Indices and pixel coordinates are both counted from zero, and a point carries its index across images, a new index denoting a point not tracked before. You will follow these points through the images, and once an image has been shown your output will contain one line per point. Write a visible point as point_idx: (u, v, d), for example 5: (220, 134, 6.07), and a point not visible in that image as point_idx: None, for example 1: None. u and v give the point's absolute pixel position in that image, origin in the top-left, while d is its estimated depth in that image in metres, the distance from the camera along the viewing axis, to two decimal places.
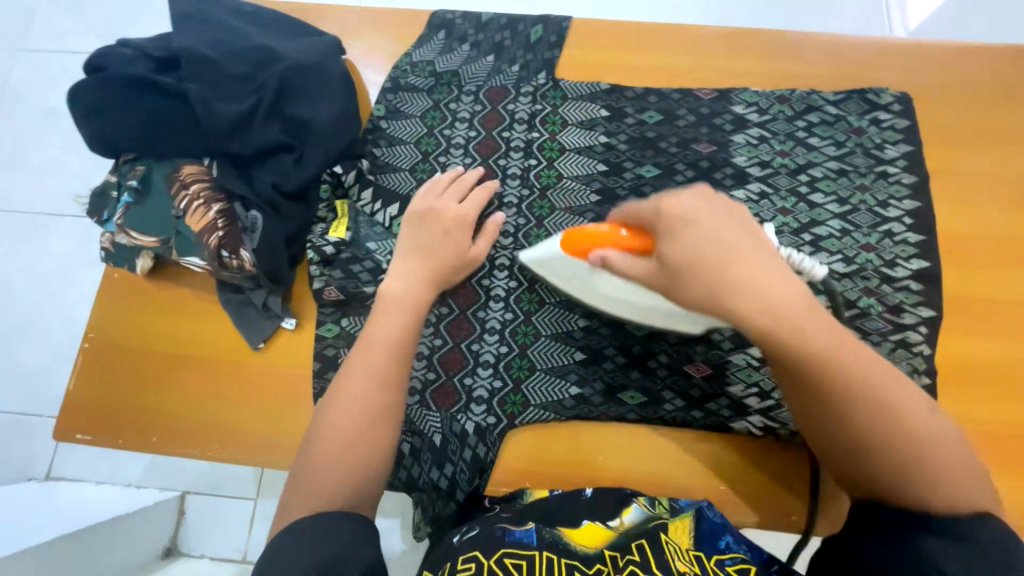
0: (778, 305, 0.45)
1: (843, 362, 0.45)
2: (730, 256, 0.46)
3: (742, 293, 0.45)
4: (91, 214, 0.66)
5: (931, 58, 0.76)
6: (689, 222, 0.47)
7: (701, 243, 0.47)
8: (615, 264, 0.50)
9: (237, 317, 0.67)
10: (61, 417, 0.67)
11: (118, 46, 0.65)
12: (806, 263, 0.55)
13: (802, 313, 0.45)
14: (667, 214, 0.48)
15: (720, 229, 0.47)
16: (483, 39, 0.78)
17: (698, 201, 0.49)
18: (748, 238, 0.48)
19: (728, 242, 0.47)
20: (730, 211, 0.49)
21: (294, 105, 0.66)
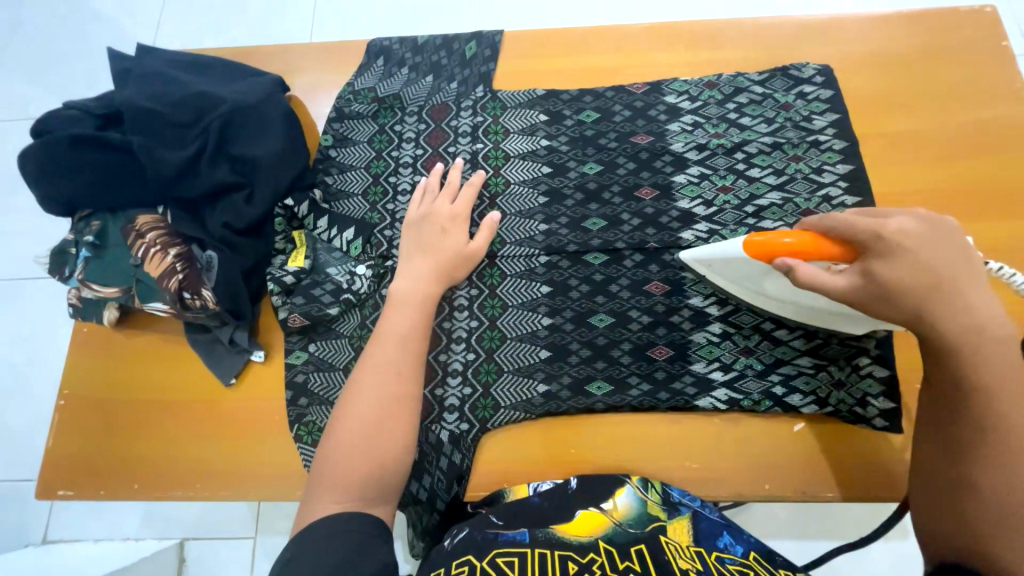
0: (973, 321, 0.48)
1: (997, 373, 0.47)
2: (948, 283, 0.49)
3: (959, 309, 0.48)
4: (53, 273, 0.68)
5: (846, 29, 0.79)
6: (918, 251, 0.49)
7: (931, 267, 0.49)
8: (799, 273, 0.52)
9: (206, 355, 0.69)
10: (42, 474, 0.68)
11: (61, 109, 0.67)
12: (1017, 278, 0.53)
13: (982, 333, 0.48)
14: (889, 239, 0.50)
15: (937, 259, 0.49)
16: (421, 61, 0.82)
17: (912, 231, 0.50)
18: (955, 268, 0.49)
19: (944, 269, 0.49)
20: (959, 248, 0.50)
21: (239, 144, 0.68)
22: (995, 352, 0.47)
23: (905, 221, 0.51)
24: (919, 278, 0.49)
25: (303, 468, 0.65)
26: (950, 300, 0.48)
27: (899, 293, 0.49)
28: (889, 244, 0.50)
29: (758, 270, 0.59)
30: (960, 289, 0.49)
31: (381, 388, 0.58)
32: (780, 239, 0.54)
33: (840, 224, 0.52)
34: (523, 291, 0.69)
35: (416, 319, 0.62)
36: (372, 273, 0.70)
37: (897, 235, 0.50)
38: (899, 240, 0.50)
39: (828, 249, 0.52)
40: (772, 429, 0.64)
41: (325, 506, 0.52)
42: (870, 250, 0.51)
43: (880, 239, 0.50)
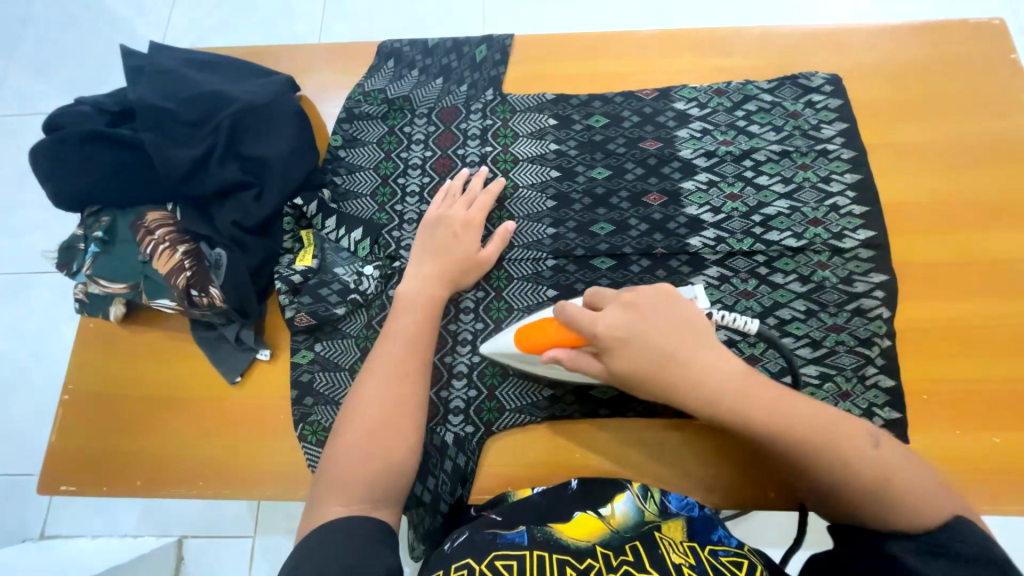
0: (712, 390, 0.50)
1: (792, 417, 0.49)
2: (675, 352, 0.51)
3: (685, 384, 0.51)
4: (61, 268, 0.68)
5: (855, 39, 0.80)
6: (625, 339, 0.53)
7: (640, 349, 0.52)
8: (565, 362, 0.56)
9: (211, 353, 0.69)
10: (45, 470, 0.68)
11: (73, 105, 0.67)
12: (738, 322, 0.57)
13: (738, 388, 0.50)
14: (602, 334, 0.53)
15: (645, 334, 0.52)
16: (432, 63, 0.82)
17: (620, 314, 0.54)
18: (668, 332, 0.52)
19: (659, 345, 0.52)
20: (663, 306, 0.54)
21: (250, 143, 0.68)
22: (767, 410, 0.49)
23: (614, 311, 0.54)
24: (637, 356, 0.52)
25: (307, 469, 0.64)
26: (677, 366, 0.51)
27: (663, 380, 0.52)
28: (603, 343, 0.53)
29: (531, 362, 0.62)
30: (677, 358, 0.51)
31: (390, 389, 0.58)
32: (541, 333, 0.58)
33: (570, 315, 0.54)
34: (530, 294, 0.69)
35: (420, 320, 0.62)
36: (380, 274, 0.70)
37: (607, 331, 0.53)
38: (610, 333, 0.53)
39: (569, 338, 0.56)
40: None
41: (332, 508, 0.52)
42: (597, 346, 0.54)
43: (597, 334, 0.53)
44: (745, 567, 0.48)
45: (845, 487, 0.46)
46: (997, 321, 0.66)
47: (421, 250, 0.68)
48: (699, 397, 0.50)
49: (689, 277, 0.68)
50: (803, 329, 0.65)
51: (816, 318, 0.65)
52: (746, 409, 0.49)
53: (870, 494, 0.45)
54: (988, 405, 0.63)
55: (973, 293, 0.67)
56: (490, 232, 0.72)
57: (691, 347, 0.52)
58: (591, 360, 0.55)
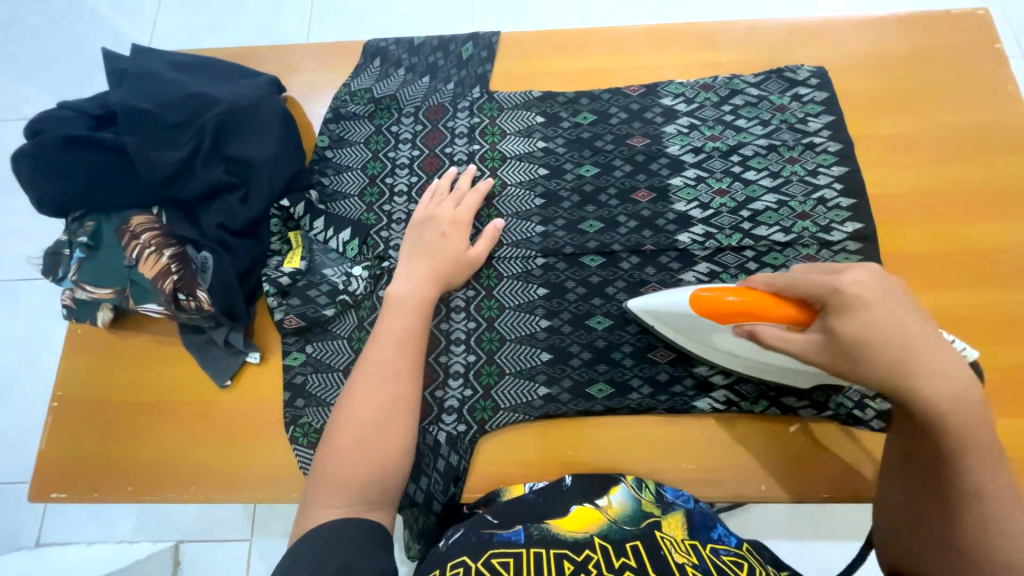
0: (929, 383, 0.44)
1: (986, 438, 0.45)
2: (921, 344, 0.45)
3: (918, 371, 0.45)
4: (47, 274, 0.67)
5: (840, 31, 0.80)
6: (871, 310, 0.47)
7: (886, 328, 0.46)
8: (764, 333, 0.52)
9: (200, 357, 0.68)
10: (35, 477, 0.67)
11: (54, 109, 0.67)
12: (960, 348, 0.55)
13: (958, 392, 0.44)
14: (851, 300, 0.47)
15: (903, 319, 0.46)
16: (418, 62, 0.81)
17: (874, 286, 0.48)
18: (918, 326, 0.46)
19: (909, 330, 0.46)
20: (907, 300, 0.48)
21: (236, 146, 0.68)
22: (972, 418, 0.44)
23: (860, 274, 0.48)
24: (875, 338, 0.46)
25: (299, 470, 0.64)
26: (926, 358, 0.45)
27: (866, 360, 0.46)
28: (846, 305, 0.47)
29: (705, 328, 0.58)
30: (916, 348, 0.45)
31: (381, 391, 0.58)
32: (730, 300, 0.54)
33: (807, 285, 0.50)
34: (521, 292, 0.69)
35: (411, 320, 0.62)
36: (369, 275, 0.70)
37: (856, 292, 0.47)
38: (858, 300, 0.47)
39: (746, 309, 0.53)
40: (768, 430, 0.64)
41: (322, 510, 0.52)
42: (829, 307, 0.48)
43: (837, 296, 0.48)
44: (745, 566, 0.47)
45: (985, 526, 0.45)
46: (985, 310, 0.66)
47: (410, 250, 0.67)
48: (938, 389, 0.44)
49: (680, 273, 0.68)
50: None
51: None
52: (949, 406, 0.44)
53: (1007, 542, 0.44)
54: None
55: (961, 283, 0.67)
56: (479, 231, 0.71)
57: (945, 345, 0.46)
58: (805, 332, 0.51)
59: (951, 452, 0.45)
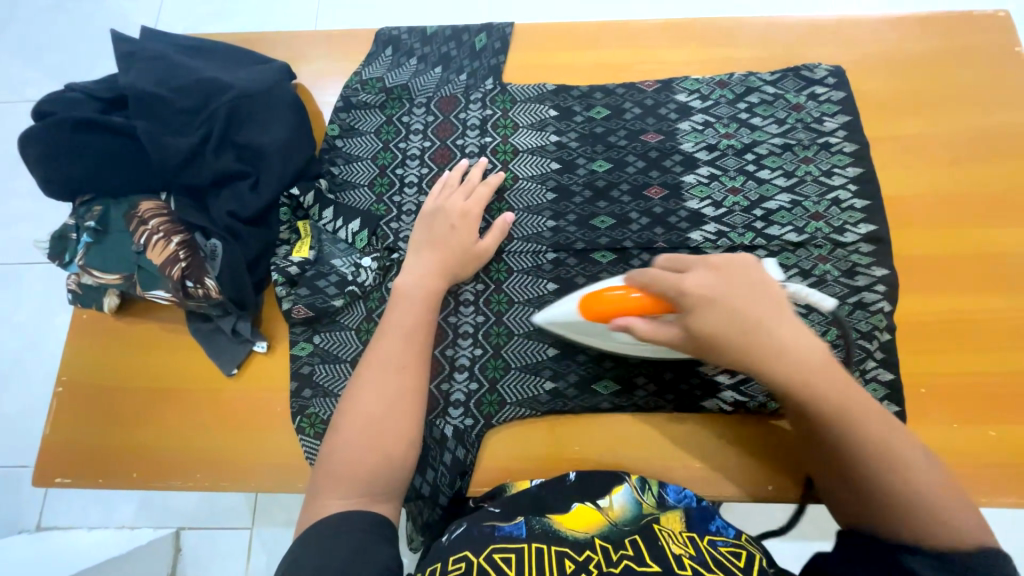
0: (797, 359, 0.48)
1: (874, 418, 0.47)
2: (751, 323, 0.49)
3: (769, 351, 0.48)
4: (53, 258, 0.66)
5: (859, 30, 0.79)
6: (712, 301, 0.50)
7: (732, 316, 0.49)
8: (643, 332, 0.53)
9: (207, 345, 0.68)
10: (40, 461, 0.67)
11: (63, 91, 0.66)
12: (812, 297, 0.56)
13: (813, 366, 0.48)
14: (690, 292, 0.51)
15: (731, 300, 0.50)
16: (430, 52, 0.80)
17: (707, 278, 0.52)
18: (759, 301, 0.50)
19: (751, 312, 0.49)
20: (750, 273, 0.52)
21: (246, 132, 0.67)
22: (846, 394, 0.47)
23: (702, 273, 0.52)
24: (720, 323, 0.49)
25: (305, 461, 0.64)
26: (767, 338, 0.48)
27: (744, 343, 0.49)
28: (690, 299, 0.51)
29: (597, 329, 0.59)
30: (771, 324, 0.49)
31: (387, 384, 0.57)
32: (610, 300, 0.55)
33: (652, 279, 0.53)
34: (530, 287, 0.69)
35: (421, 314, 0.62)
36: (378, 266, 0.69)
37: (696, 290, 0.51)
38: (697, 292, 0.51)
39: (645, 304, 0.53)
40: (776, 431, 0.64)
41: (330, 501, 0.52)
42: (679, 306, 0.51)
43: (681, 295, 0.51)
44: (743, 558, 0.47)
45: (900, 482, 0.45)
46: (994, 316, 0.66)
47: (421, 243, 0.67)
48: (773, 366, 0.48)
49: None
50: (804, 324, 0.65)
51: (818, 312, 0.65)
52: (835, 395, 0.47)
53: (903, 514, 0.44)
54: (983, 399, 0.63)
55: (971, 288, 0.67)
56: (490, 224, 0.71)
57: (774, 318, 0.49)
58: (669, 323, 0.53)
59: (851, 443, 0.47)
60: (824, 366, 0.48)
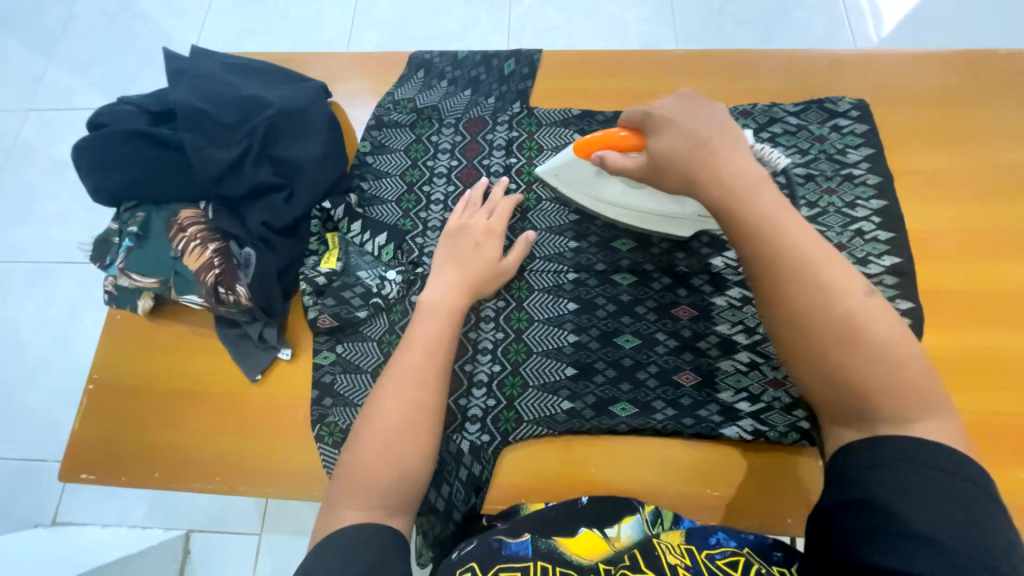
0: (733, 188, 0.53)
1: (808, 243, 0.49)
2: (704, 144, 0.56)
3: (715, 172, 0.54)
4: (95, 260, 0.69)
5: (884, 65, 0.80)
6: (669, 121, 0.59)
7: (679, 139, 0.57)
8: (611, 161, 0.62)
9: (234, 350, 0.70)
10: (67, 457, 0.69)
11: (116, 103, 0.70)
12: (772, 155, 0.67)
13: (758, 189, 0.52)
14: (654, 113, 0.60)
15: (687, 120, 0.58)
16: (460, 75, 0.83)
17: (676, 103, 0.60)
18: (707, 127, 0.57)
19: (704, 132, 0.57)
20: (708, 109, 0.59)
21: (283, 147, 0.70)
22: (779, 212, 0.50)
23: (671, 100, 0.61)
24: (684, 138, 0.57)
25: (323, 469, 0.65)
26: (710, 167, 0.55)
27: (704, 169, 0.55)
28: (656, 119, 0.59)
29: (587, 172, 0.68)
30: (714, 148, 0.56)
31: (408, 397, 0.58)
32: (591, 136, 0.63)
33: (632, 115, 0.61)
34: (551, 306, 0.70)
35: (443, 328, 0.63)
36: (402, 279, 0.71)
37: (659, 110, 0.60)
38: (661, 115, 0.59)
39: (631, 143, 0.61)
40: (795, 463, 0.63)
41: (347, 511, 0.52)
42: (648, 131, 0.60)
43: (649, 115, 0.60)
44: (741, 567, 0.48)
45: (837, 299, 0.46)
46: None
47: (445, 259, 0.68)
48: (712, 188, 0.54)
49: (711, 296, 0.69)
50: None
51: None
52: (770, 217, 0.50)
53: (858, 344, 0.44)
54: (1012, 440, 0.62)
55: (999, 324, 0.66)
56: (514, 243, 0.72)
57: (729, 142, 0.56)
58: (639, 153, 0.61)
59: (780, 274, 0.48)
60: (764, 187, 0.52)
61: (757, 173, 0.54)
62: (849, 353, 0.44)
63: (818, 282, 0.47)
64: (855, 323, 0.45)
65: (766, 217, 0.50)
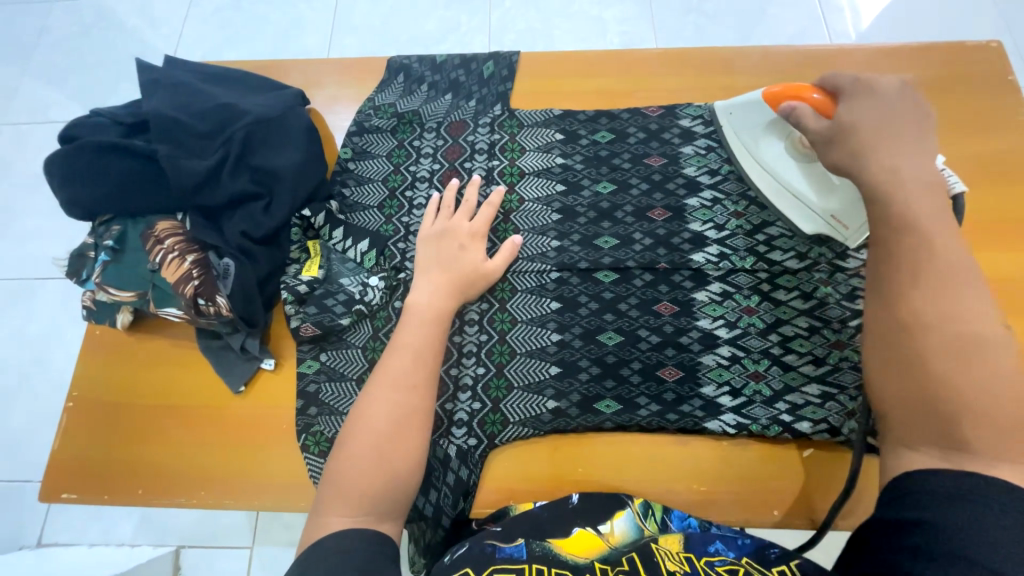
0: (899, 172, 0.52)
1: (964, 259, 0.48)
2: (885, 126, 0.55)
3: (885, 151, 0.54)
4: (71, 275, 0.68)
5: (857, 59, 0.81)
6: (873, 99, 0.57)
7: (872, 115, 0.56)
8: (800, 114, 0.61)
9: (216, 362, 0.69)
10: (47, 476, 0.67)
11: (89, 116, 0.69)
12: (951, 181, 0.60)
13: (919, 185, 0.52)
14: (864, 90, 0.58)
15: (890, 103, 0.57)
16: (440, 78, 0.83)
17: (893, 87, 0.58)
18: (903, 114, 0.56)
19: (894, 117, 0.56)
20: (912, 108, 0.57)
21: (262, 156, 0.70)
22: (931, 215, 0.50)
23: (894, 84, 0.58)
24: (860, 120, 0.56)
25: (310, 479, 0.64)
26: (878, 147, 0.54)
27: (864, 144, 0.55)
28: (865, 94, 0.58)
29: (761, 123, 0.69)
30: (892, 133, 0.55)
31: (395, 402, 0.58)
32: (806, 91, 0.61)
33: (840, 82, 0.60)
34: (534, 306, 0.70)
35: (427, 334, 0.63)
36: (385, 285, 0.71)
37: (872, 87, 0.58)
38: (871, 91, 0.58)
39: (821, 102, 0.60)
40: (779, 454, 0.64)
41: (335, 520, 0.52)
42: (851, 100, 0.59)
43: (856, 88, 0.59)
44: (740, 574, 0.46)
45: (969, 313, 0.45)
46: None
47: (428, 264, 0.68)
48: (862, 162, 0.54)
49: (693, 292, 0.69)
50: (806, 346, 0.66)
51: (819, 334, 0.66)
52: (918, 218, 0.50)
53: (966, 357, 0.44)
54: None
55: None
56: (496, 244, 0.73)
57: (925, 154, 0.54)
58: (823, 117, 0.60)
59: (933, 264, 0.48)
60: (921, 184, 0.52)
61: (927, 180, 0.52)
62: (944, 357, 0.44)
63: (947, 291, 0.46)
64: (974, 340, 0.44)
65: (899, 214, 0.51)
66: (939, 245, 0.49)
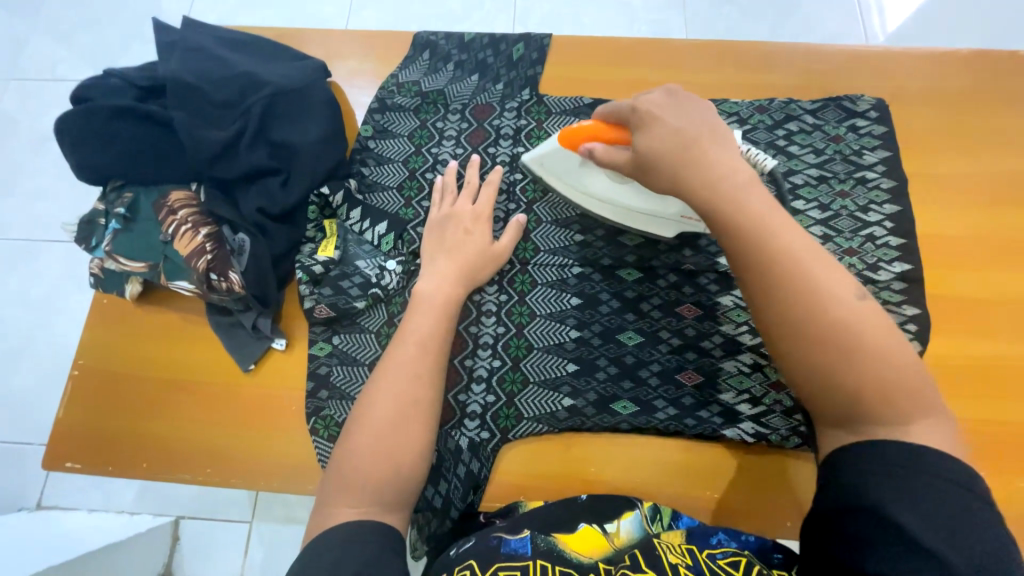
0: (726, 192, 0.49)
1: (803, 249, 0.46)
2: (688, 142, 0.51)
3: (699, 170, 0.50)
4: (80, 241, 0.66)
5: (903, 63, 0.78)
6: (654, 117, 0.54)
7: (664, 133, 0.53)
8: (599, 156, 0.58)
9: (226, 339, 0.67)
10: (51, 444, 0.66)
11: (103, 77, 0.66)
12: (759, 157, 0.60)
13: (760, 199, 0.48)
14: (640, 110, 0.55)
15: (670, 119, 0.53)
16: (467, 58, 0.80)
17: (660, 99, 0.55)
18: (693, 123, 0.53)
19: (689, 131, 0.52)
20: (694, 112, 0.54)
21: (281, 129, 0.67)
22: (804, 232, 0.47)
23: (657, 95, 0.56)
24: (663, 141, 0.52)
25: (318, 463, 0.63)
26: (697, 166, 0.50)
27: (687, 163, 0.51)
28: (642, 115, 0.54)
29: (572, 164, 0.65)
30: (699, 146, 0.51)
31: (407, 392, 0.56)
32: (581, 125, 0.60)
33: (612, 108, 0.58)
34: (554, 301, 0.68)
35: (442, 322, 0.61)
36: (403, 270, 0.69)
37: (645, 106, 0.55)
38: (645, 109, 0.54)
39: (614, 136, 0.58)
40: (795, 464, 0.63)
41: (340, 508, 0.51)
42: (632, 126, 0.55)
43: (634, 111, 0.55)
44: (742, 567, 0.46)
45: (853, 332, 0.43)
46: None
47: (447, 251, 0.66)
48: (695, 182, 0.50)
49: (717, 296, 0.67)
50: None
51: None
52: (800, 234, 0.47)
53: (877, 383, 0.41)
54: (1014, 449, 0.61)
55: (1008, 332, 0.65)
56: (503, 226, 0.71)
57: (716, 146, 0.52)
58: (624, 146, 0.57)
59: (815, 291, 0.44)
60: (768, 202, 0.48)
61: None
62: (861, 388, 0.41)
63: (831, 314, 0.43)
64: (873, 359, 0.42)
65: (784, 237, 0.46)
66: (813, 266, 0.45)
